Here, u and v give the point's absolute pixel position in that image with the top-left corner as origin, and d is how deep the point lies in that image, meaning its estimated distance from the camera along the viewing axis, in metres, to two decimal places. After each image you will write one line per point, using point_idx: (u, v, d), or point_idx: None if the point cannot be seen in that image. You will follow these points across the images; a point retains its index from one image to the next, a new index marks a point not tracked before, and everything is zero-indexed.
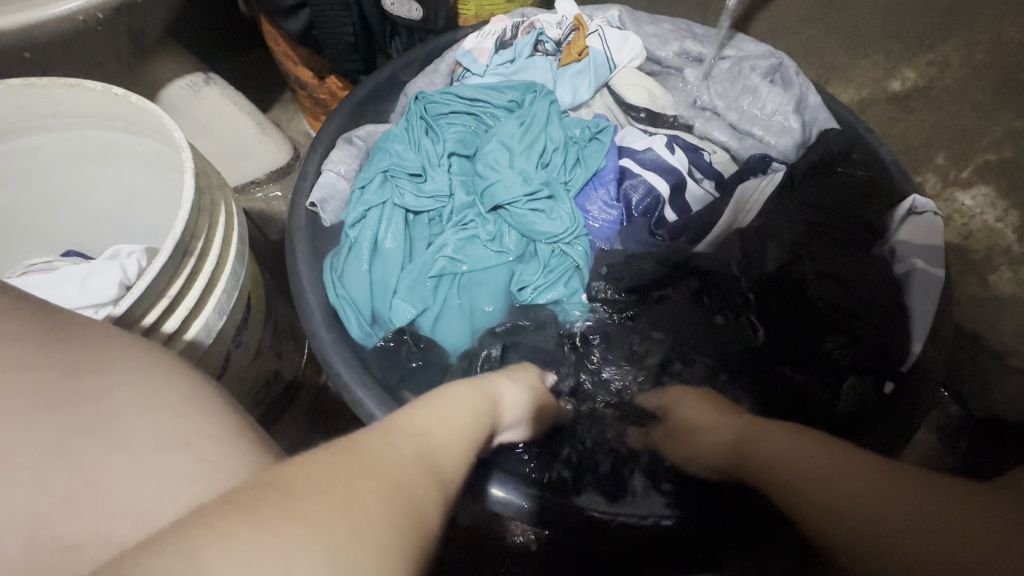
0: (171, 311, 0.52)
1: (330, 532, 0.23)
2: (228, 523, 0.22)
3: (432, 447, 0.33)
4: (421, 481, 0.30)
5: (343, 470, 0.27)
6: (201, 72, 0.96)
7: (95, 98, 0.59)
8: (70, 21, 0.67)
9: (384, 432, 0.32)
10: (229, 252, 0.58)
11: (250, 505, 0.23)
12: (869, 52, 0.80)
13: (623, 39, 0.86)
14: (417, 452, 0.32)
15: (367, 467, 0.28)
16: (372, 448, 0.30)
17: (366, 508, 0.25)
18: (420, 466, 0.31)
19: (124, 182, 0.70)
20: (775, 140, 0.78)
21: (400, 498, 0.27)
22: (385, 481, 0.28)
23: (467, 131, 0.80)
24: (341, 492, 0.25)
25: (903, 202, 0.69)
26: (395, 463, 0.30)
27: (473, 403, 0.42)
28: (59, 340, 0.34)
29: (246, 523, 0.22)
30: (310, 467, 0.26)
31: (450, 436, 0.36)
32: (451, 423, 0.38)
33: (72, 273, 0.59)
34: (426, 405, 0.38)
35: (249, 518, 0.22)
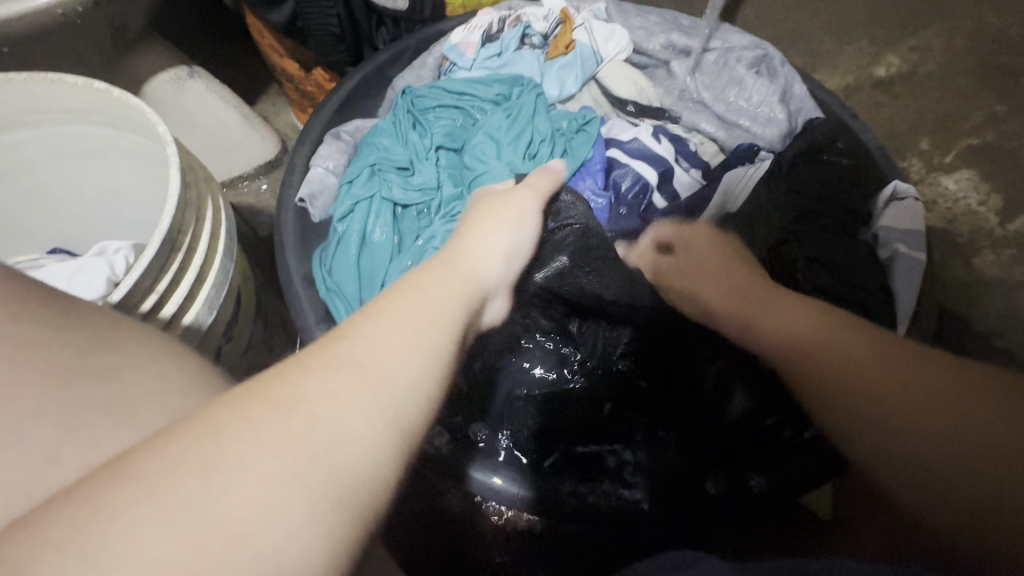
0: (160, 306, 0.52)
1: (239, 489, 0.24)
2: (160, 475, 0.24)
3: (377, 360, 0.31)
4: (357, 407, 0.29)
5: (269, 417, 0.27)
6: (185, 66, 0.94)
7: (76, 93, 0.58)
8: (49, 15, 0.66)
9: (319, 353, 0.31)
10: (217, 247, 0.58)
11: (147, 465, 0.25)
12: (853, 39, 0.80)
13: (609, 31, 0.86)
14: (353, 369, 0.30)
15: (288, 406, 0.28)
16: (303, 382, 0.29)
17: (267, 458, 0.26)
18: (357, 392, 0.29)
19: (109, 178, 0.70)
20: (762, 130, 0.79)
21: (322, 435, 0.27)
22: (317, 420, 0.28)
23: (454, 124, 0.79)
24: (247, 445, 0.26)
25: (885, 188, 0.71)
26: (331, 393, 0.29)
27: (443, 298, 0.39)
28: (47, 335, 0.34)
29: (188, 477, 0.24)
30: (239, 413, 0.27)
31: (409, 340, 0.33)
32: (408, 327, 0.34)
33: (60, 271, 0.59)
34: (379, 311, 0.35)
35: (146, 480, 0.24)
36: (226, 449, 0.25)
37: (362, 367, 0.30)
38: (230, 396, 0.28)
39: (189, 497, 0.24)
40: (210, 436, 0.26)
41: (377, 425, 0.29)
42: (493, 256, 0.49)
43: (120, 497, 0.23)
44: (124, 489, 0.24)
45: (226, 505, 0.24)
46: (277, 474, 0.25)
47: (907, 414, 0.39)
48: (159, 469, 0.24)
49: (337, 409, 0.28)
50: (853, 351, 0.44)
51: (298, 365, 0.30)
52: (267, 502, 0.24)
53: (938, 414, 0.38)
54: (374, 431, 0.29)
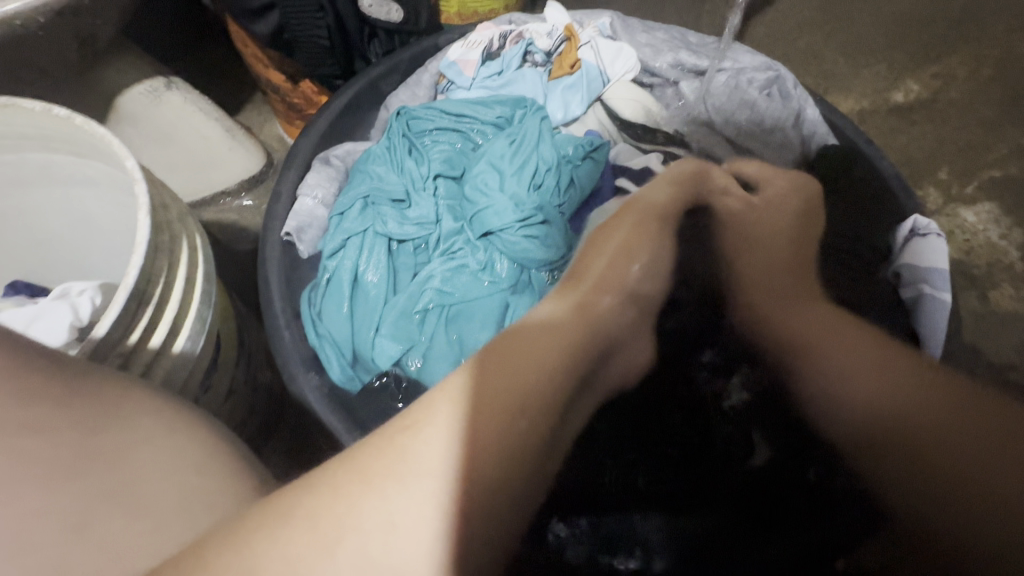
0: (129, 364, 0.47)
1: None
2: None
3: (432, 462, 0.28)
4: (420, 521, 0.26)
5: (316, 560, 0.25)
6: (162, 77, 0.88)
7: (35, 119, 0.52)
8: (7, 26, 0.60)
9: (376, 453, 0.28)
10: (194, 294, 0.53)
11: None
12: (872, 62, 0.78)
13: (616, 50, 0.82)
14: (409, 477, 0.27)
15: (334, 519, 0.26)
16: (354, 488, 0.27)
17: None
18: (420, 510, 0.26)
19: (73, 207, 0.64)
20: (775, 156, 0.77)
21: (386, 562, 0.25)
22: (368, 538, 0.25)
23: (453, 150, 0.74)
24: (295, 565, 0.25)
25: (904, 223, 0.68)
26: (390, 512, 0.26)
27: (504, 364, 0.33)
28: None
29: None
30: (297, 530, 0.25)
31: (463, 430, 0.29)
32: (471, 416, 0.30)
33: (17, 316, 0.53)
34: (439, 401, 0.30)
35: None
36: (290, 572, 0.24)
37: (424, 474, 0.27)
38: (294, 499, 0.27)
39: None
40: (279, 566, 0.24)
41: (440, 544, 0.26)
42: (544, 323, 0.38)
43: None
44: None
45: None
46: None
47: (880, 398, 0.43)
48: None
49: (397, 524, 0.26)
50: (862, 357, 0.46)
51: (356, 468, 0.28)
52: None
53: (890, 399, 0.42)
54: (439, 552, 0.26)
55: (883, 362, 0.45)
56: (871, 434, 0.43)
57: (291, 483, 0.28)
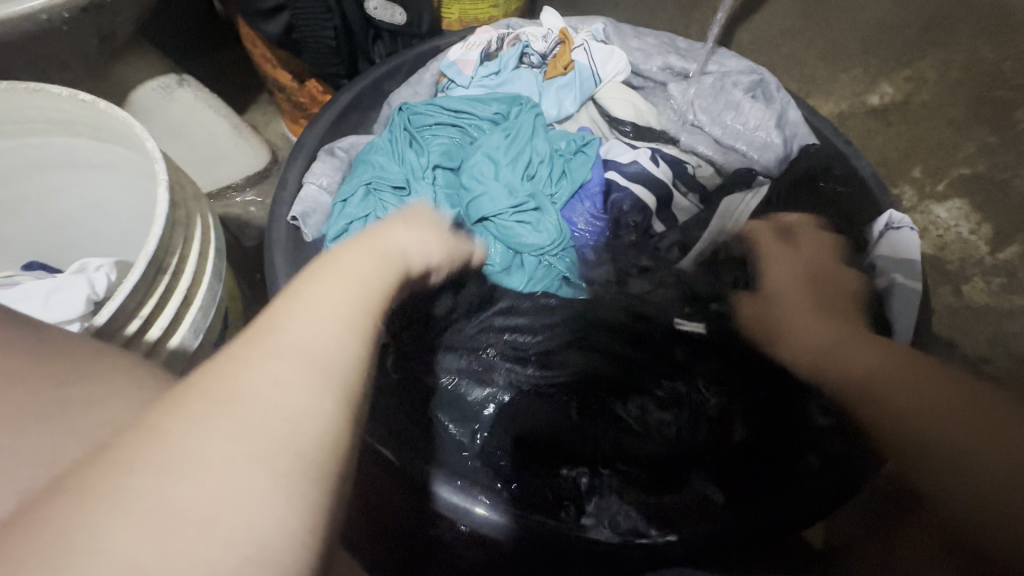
0: (144, 330, 0.50)
1: (180, 509, 0.20)
2: (91, 510, 0.19)
3: (303, 334, 0.27)
4: (299, 387, 0.24)
5: (152, 447, 0.21)
6: (173, 74, 0.91)
7: (61, 104, 0.56)
8: (34, 20, 0.64)
9: (226, 347, 0.25)
10: (205, 269, 0.56)
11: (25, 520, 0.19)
12: (849, 67, 0.82)
13: (608, 53, 0.86)
14: (286, 359, 0.25)
15: (189, 400, 0.23)
16: (201, 374, 0.24)
17: (168, 474, 0.20)
18: (280, 379, 0.24)
19: (90, 191, 0.67)
20: (758, 155, 0.80)
21: (267, 433, 0.22)
22: (252, 408, 0.23)
23: (451, 143, 0.78)
24: (135, 487, 0.20)
25: (880, 218, 0.71)
26: (267, 385, 0.24)
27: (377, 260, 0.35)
28: (38, 366, 0.32)
29: (92, 514, 0.19)
30: (145, 437, 0.21)
31: (333, 304, 0.29)
32: (330, 298, 0.29)
33: (36, 289, 0.56)
34: (302, 291, 0.30)
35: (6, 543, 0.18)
36: (155, 455, 0.21)
37: (290, 352, 0.26)
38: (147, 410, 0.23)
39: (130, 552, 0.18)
40: (91, 477, 0.20)
41: (330, 402, 0.25)
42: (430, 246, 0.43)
43: (55, 529, 0.19)
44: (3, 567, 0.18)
45: (175, 533, 0.19)
46: (230, 486, 0.21)
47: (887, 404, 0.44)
48: (89, 499, 0.19)
49: (283, 397, 0.24)
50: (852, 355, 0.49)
51: (204, 363, 0.25)
52: (230, 508, 0.20)
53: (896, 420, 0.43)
54: (326, 409, 0.24)
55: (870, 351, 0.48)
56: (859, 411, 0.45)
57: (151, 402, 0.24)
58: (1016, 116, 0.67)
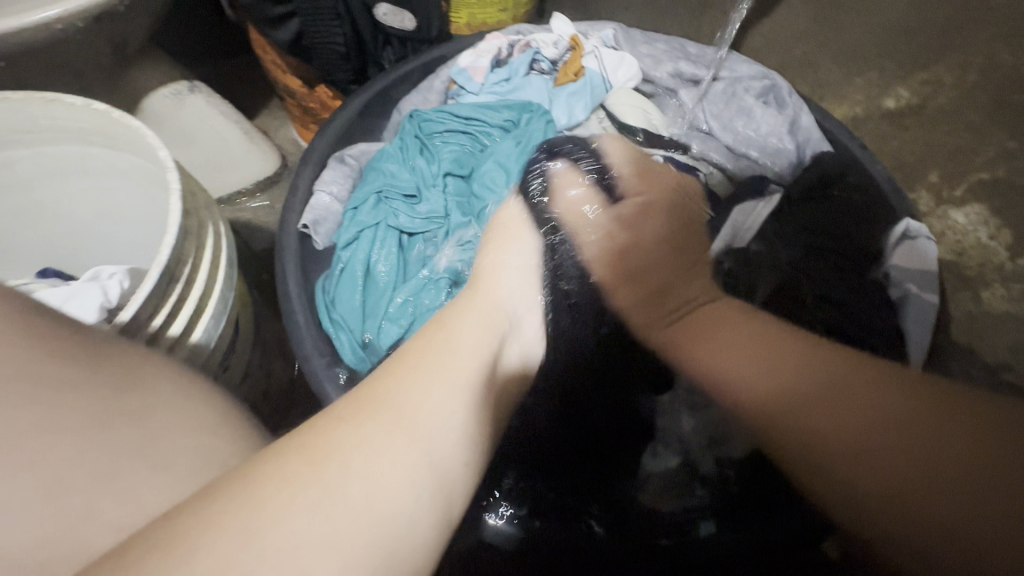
0: (157, 339, 0.50)
1: (309, 538, 0.25)
2: (233, 529, 0.24)
3: (413, 411, 0.33)
4: (399, 455, 0.31)
5: (306, 473, 0.28)
6: (185, 81, 0.92)
7: (75, 114, 0.56)
8: (49, 30, 0.64)
9: (352, 406, 0.32)
10: (218, 276, 0.56)
11: (172, 531, 0.24)
12: (864, 70, 0.81)
13: (618, 59, 0.86)
14: (401, 433, 0.32)
15: (320, 451, 0.29)
16: (326, 429, 0.30)
17: (303, 502, 0.26)
18: (391, 451, 0.30)
19: (104, 199, 0.68)
20: (771, 162, 0.79)
21: (370, 492, 0.28)
22: (356, 469, 0.29)
23: (462, 150, 0.78)
24: (279, 502, 0.26)
25: (897, 226, 0.69)
26: (371, 448, 0.30)
27: (464, 337, 0.42)
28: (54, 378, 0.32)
29: (239, 535, 0.24)
30: (290, 466, 0.28)
31: (437, 388, 0.36)
32: (435, 382, 0.36)
33: (52, 296, 0.56)
34: (405, 368, 0.36)
35: (156, 554, 0.23)
36: (293, 495, 0.26)
37: (402, 421, 0.32)
38: (274, 447, 0.29)
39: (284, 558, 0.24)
40: (237, 494, 0.26)
41: (417, 474, 0.31)
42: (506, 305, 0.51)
43: (226, 535, 0.24)
44: (161, 561, 0.23)
45: (306, 556, 0.25)
46: (347, 530, 0.26)
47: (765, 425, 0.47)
48: (242, 508, 0.25)
49: (383, 457, 0.30)
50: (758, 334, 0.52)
51: (331, 418, 0.31)
52: (345, 541, 0.26)
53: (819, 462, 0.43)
54: (417, 479, 0.30)
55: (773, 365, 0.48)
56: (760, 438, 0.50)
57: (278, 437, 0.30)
58: None
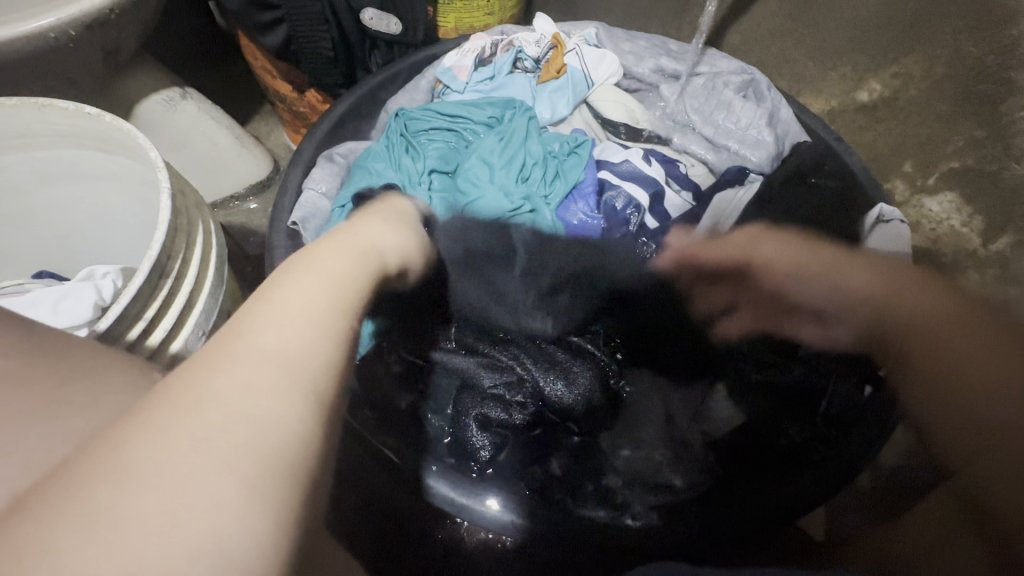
0: (148, 333, 0.51)
1: (184, 504, 0.22)
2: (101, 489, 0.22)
3: (285, 332, 0.30)
4: (272, 391, 0.27)
5: (166, 418, 0.24)
6: (177, 88, 0.94)
7: (68, 118, 0.58)
8: (42, 39, 0.66)
9: (219, 341, 0.29)
10: (207, 274, 0.58)
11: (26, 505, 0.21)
12: (838, 65, 0.83)
13: (599, 56, 0.88)
14: (264, 358, 0.28)
15: (182, 393, 0.26)
16: (189, 368, 0.27)
17: (162, 449, 0.23)
18: (261, 376, 0.27)
19: (96, 201, 0.69)
20: (750, 153, 0.81)
21: (234, 420, 0.25)
22: (222, 405, 0.25)
23: (447, 147, 0.80)
24: (136, 450, 0.23)
25: (872, 210, 0.72)
26: (241, 383, 0.27)
27: (346, 253, 0.39)
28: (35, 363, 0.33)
29: (101, 490, 0.21)
30: (150, 417, 0.24)
31: (318, 308, 0.32)
32: (317, 301, 0.33)
33: (45, 296, 0.58)
34: (283, 283, 0.34)
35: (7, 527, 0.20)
36: (148, 438, 0.24)
37: (266, 353, 0.29)
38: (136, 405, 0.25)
39: (149, 515, 0.21)
40: (84, 456, 0.23)
41: (298, 403, 0.27)
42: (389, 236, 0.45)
43: (84, 488, 0.21)
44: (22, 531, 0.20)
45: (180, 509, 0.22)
46: (227, 469, 0.24)
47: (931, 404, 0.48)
48: (105, 461, 0.22)
49: (248, 383, 0.27)
50: (898, 288, 0.52)
51: (195, 360, 0.28)
52: (210, 478, 0.23)
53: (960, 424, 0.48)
54: (298, 409, 0.27)
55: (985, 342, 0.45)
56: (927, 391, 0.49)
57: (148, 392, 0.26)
58: (1002, 109, 0.66)
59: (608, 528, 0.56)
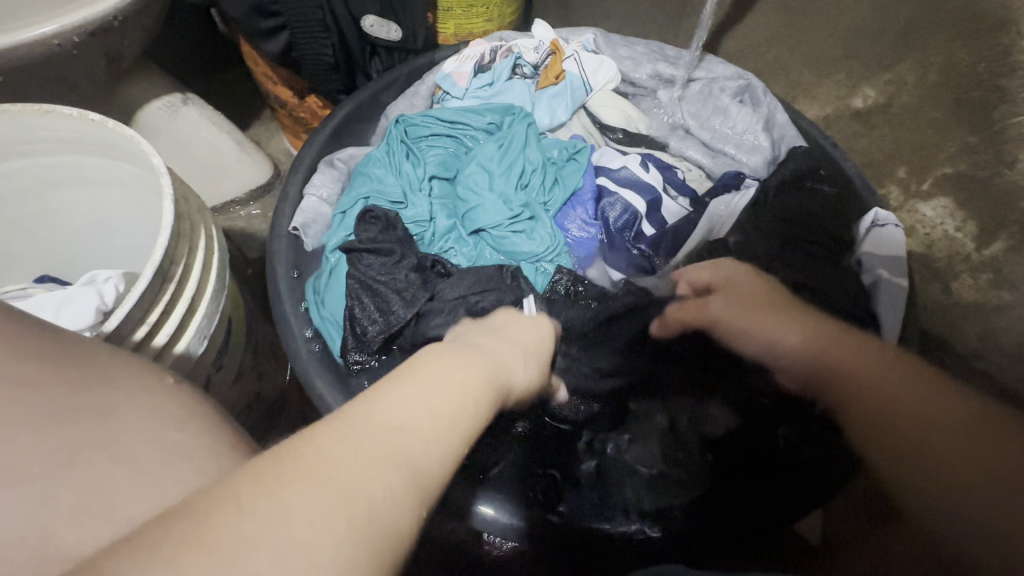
0: (151, 337, 0.52)
1: None
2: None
3: (416, 436, 0.27)
4: (407, 514, 0.25)
5: (295, 492, 0.23)
6: (179, 93, 0.95)
7: (73, 124, 0.59)
8: (45, 46, 0.67)
9: (341, 421, 0.27)
10: (209, 279, 0.58)
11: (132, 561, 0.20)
12: (833, 72, 0.84)
13: (598, 62, 0.89)
14: (391, 456, 0.26)
15: (313, 469, 0.24)
16: (313, 439, 0.25)
17: (290, 527, 0.22)
18: (381, 469, 0.25)
19: (99, 206, 0.70)
20: (747, 158, 0.82)
21: (361, 523, 0.23)
22: (342, 492, 0.23)
23: (447, 153, 0.81)
24: (261, 526, 0.22)
25: (867, 214, 0.72)
26: (383, 489, 0.25)
27: (467, 372, 0.34)
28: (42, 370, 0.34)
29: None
30: (294, 503, 0.22)
31: (448, 415, 0.30)
32: (446, 405, 0.30)
33: (48, 300, 0.58)
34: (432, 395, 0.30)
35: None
36: (267, 512, 0.22)
37: (396, 453, 0.26)
38: (268, 471, 0.23)
39: None
40: (205, 516, 0.22)
41: (420, 537, 0.26)
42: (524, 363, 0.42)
43: (200, 557, 0.20)
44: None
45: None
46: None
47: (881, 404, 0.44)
48: (211, 550, 0.20)
49: (366, 486, 0.24)
50: (837, 352, 0.50)
51: (321, 428, 0.26)
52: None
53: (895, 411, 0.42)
54: (415, 544, 0.25)
55: (923, 396, 0.42)
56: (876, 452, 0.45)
57: (284, 450, 0.24)
58: (994, 116, 0.67)
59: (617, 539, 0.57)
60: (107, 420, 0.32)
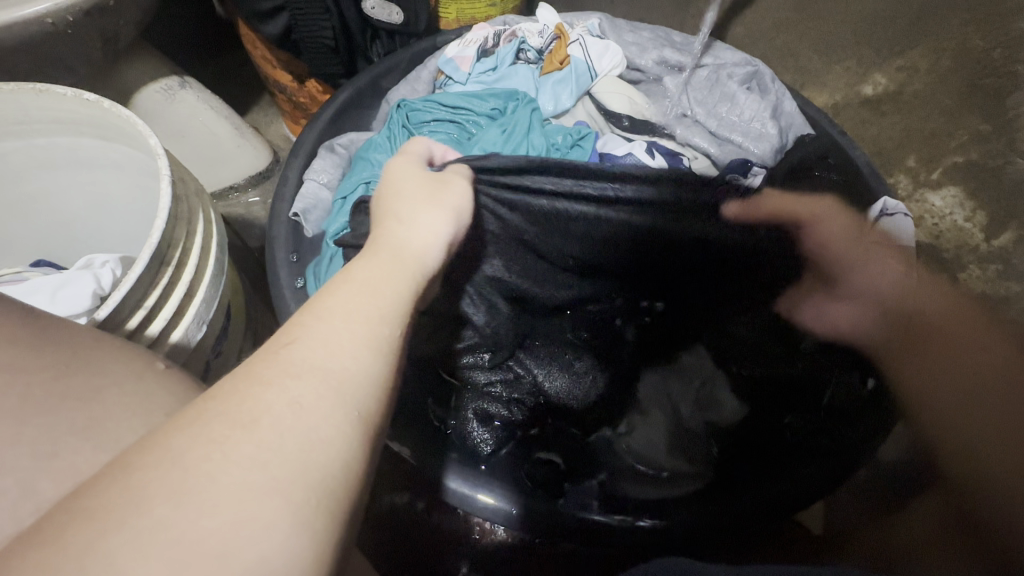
0: (149, 321, 0.51)
1: (239, 520, 0.22)
2: (156, 493, 0.22)
3: (335, 354, 0.29)
4: (320, 409, 0.27)
5: (234, 432, 0.25)
6: (176, 76, 0.93)
7: (65, 103, 0.57)
8: (39, 24, 0.65)
9: (265, 360, 0.28)
10: (208, 261, 0.57)
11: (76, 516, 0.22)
12: (842, 58, 0.83)
13: (603, 48, 0.87)
14: (313, 373, 0.28)
15: (237, 403, 0.26)
16: (241, 379, 0.27)
17: (233, 450, 0.24)
18: (314, 390, 0.27)
19: (95, 189, 0.69)
20: (754, 145, 0.80)
21: (290, 438, 0.25)
22: (274, 423, 0.25)
23: (449, 139, 0.79)
24: (208, 456, 0.24)
25: (874, 205, 0.71)
26: (288, 397, 0.27)
27: (386, 270, 0.36)
28: (29, 352, 0.33)
29: (156, 503, 0.22)
30: (205, 427, 0.25)
31: (367, 321, 0.32)
32: (362, 308, 0.32)
33: (44, 283, 0.57)
34: (322, 308, 0.32)
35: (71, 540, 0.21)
36: (214, 449, 0.24)
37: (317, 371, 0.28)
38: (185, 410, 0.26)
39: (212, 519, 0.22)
40: (151, 462, 0.23)
41: (343, 424, 0.27)
42: (437, 235, 0.42)
43: (154, 486, 0.22)
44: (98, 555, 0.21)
45: (236, 514, 0.22)
46: (293, 491, 0.24)
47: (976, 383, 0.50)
48: (167, 486, 0.23)
49: (302, 416, 0.26)
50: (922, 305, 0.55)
51: (248, 370, 0.28)
52: (272, 496, 0.23)
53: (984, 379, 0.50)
54: (343, 432, 0.27)
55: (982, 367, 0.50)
56: (936, 409, 0.53)
57: (199, 397, 0.27)
58: (1008, 103, 0.67)
59: (612, 522, 0.55)
60: (97, 404, 0.31)
